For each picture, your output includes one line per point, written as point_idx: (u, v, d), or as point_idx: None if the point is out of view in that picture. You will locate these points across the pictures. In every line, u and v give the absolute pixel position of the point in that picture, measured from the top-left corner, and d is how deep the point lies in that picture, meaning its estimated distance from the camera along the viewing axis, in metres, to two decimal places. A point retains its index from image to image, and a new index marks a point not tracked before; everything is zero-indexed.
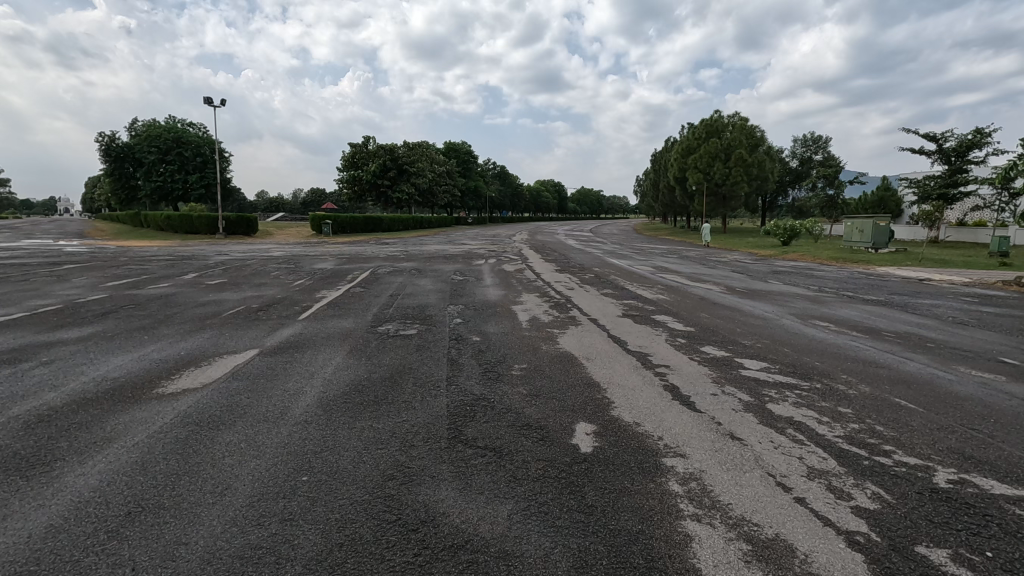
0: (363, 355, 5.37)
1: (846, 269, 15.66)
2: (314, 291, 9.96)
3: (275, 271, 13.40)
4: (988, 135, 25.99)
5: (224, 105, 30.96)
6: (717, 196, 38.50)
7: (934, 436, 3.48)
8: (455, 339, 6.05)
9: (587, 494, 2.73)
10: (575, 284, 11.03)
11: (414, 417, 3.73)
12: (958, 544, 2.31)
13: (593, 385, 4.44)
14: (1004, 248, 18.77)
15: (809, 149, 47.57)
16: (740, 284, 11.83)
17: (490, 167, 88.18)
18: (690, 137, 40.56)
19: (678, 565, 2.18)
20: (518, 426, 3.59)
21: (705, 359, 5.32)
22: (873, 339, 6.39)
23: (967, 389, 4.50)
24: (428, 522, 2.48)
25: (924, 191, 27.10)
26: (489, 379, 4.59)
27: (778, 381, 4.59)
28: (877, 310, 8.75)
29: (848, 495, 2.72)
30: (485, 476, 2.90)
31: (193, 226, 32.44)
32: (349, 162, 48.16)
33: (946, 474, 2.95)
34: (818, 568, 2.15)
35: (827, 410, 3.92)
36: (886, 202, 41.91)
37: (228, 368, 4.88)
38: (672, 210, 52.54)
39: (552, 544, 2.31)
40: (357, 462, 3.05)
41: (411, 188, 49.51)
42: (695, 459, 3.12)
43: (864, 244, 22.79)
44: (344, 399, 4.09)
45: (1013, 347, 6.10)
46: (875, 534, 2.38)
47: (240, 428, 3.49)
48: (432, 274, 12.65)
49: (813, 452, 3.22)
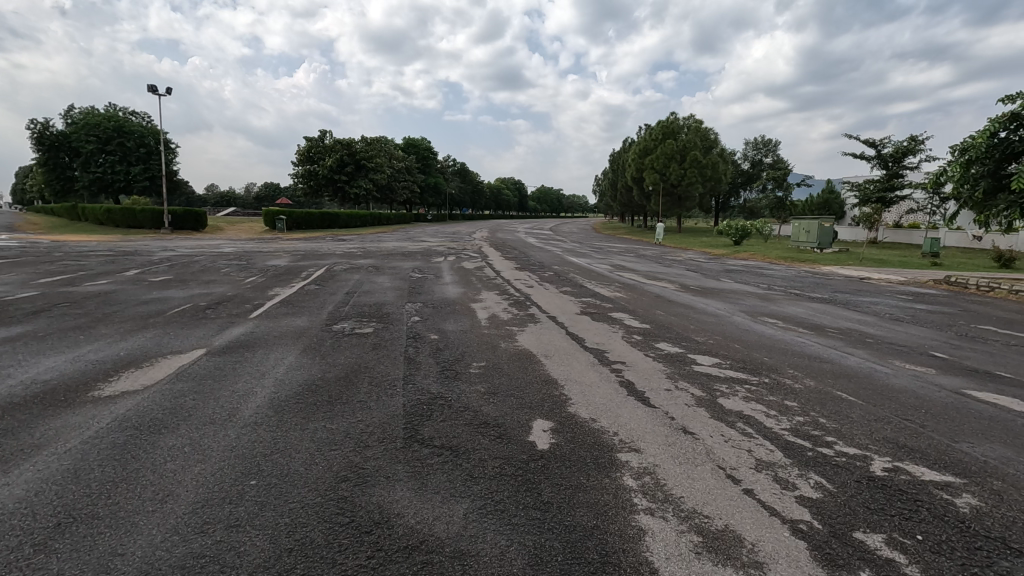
0: (317, 355, 5.23)
1: (794, 270, 16.28)
2: (268, 288, 9.62)
3: (226, 268, 12.84)
4: (921, 143, 27.59)
5: (169, 94, 29.54)
6: (672, 197, 39.37)
7: (871, 426, 3.66)
8: (413, 338, 5.97)
9: (543, 490, 2.74)
10: (535, 282, 11.04)
11: (369, 417, 3.65)
12: (891, 528, 2.44)
13: (551, 382, 4.48)
14: (936, 249, 20.02)
15: (759, 152, 49.19)
16: (694, 282, 12.13)
17: (450, 162, 86.69)
18: (647, 138, 41.18)
19: (633, 559, 2.21)
20: (475, 424, 3.57)
21: (661, 356, 5.40)
22: (817, 335, 6.67)
23: (902, 381, 4.77)
24: (383, 523, 2.43)
25: (864, 194, 28.55)
26: (447, 378, 4.53)
27: (727, 376, 4.75)
28: (822, 307, 9.14)
29: (792, 485, 2.83)
30: (441, 476, 2.87)
31: (137, 220, 30.92)
32: (305, 156, 46.95)
33: (881, 462, 3.11)
34: (764, 557, 2.23)
35: (773, 403, 4.07)
36: (830, 203, 43.91)
37: (172, 369, 4.66)
38: (629, 209, 53.25)
39: (508, 542, 2.31)
40: (309, 465, 2.96)
41: (369, 184, 48.48)
42: (649, 454, 3.18)
43: (810, 244, 23.77)
44: (296, 400, 3.97)
45: (942, 342, 6.50)
46: (817, 522, 2.48)
47: (184, 431, 3.34)
48: (390, 272, 12.44)
49: (761, 444, 3.34)
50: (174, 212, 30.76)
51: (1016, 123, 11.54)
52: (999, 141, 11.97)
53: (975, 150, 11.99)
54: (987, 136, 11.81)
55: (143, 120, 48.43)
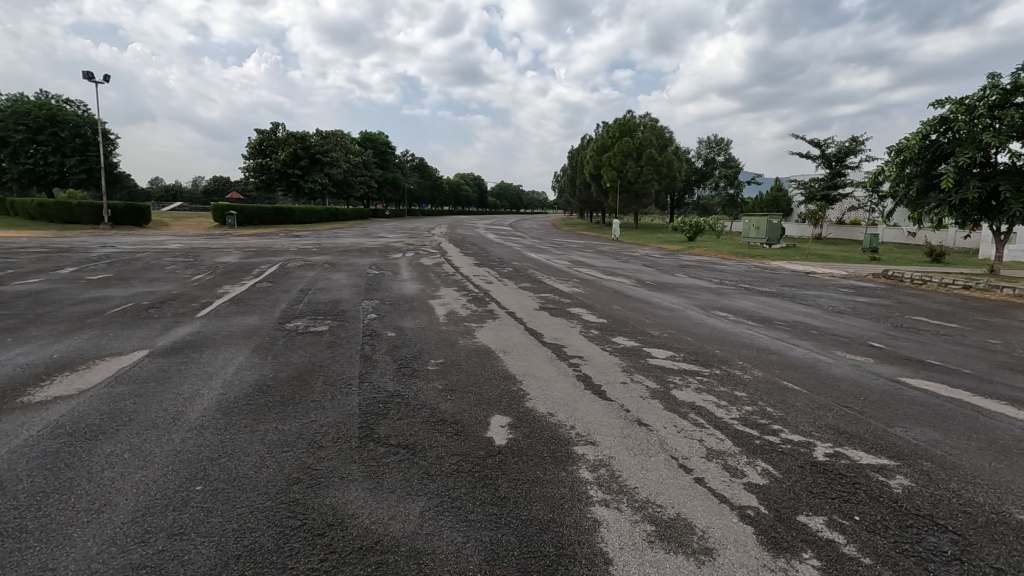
0: (268, 354, 5.07)
1: (744, 265, 16.88)
2: (216, 286, 9.27)
3: (170, 265, 12.28)
4: (862, 143, 28.97)
5: (107, 81, 27.96)
6: (630, 194, 40.05)
7: (815, 414, 3.84)
8: (369, 335, 5.86)
9: (500, 486, 2.74)
10: (494, 278, 11.02)
11: (323, 418, 3.57)
12: (831, 510, 2.56)
13: (509, 377, 4.49)
14: (875, 244, 21.10)
15: (712, 150, 50.65)
16: (650, 277, 12.39)
17: (408, 158, 85.40)
18: (605, 135, 41.74)
19: (587, 551, 2.24)
20: (432, 422, 3.54)
21: (618, 350, 5.49)
22: (765, 327, 6.93)
23: (843, 370, 5.02)
24: (336, 525, 2.38)
25: (810, 192, 29.79)
26: (404, 376, 4.48)
27: (681, 368, 4.88)
28: (771, 300, 9.50)
29: (741, 473, 2.93)
30: (397, 475, 2.83)
31: (73, 215, 29.21)
32: (257, 149, 45.37)
33: (823, 448, 3.26)
34: (714, 543, 2.30)
35: (724, 394, 4.20)
36: (779, 201, 45.60)
37: (112, 372, 4.43)
38: (588, 206, 53.88)
39: (464, 539, 2.30)
40: (259, 468, 2.86)
41: (325, 179, 47.29)
42: (605, 446, 3.23)
43: (759, 240, 24.65)
44: (246, 401, 3.84)
45: (879, 333, 6.87)
46: (764, 507, 2.58)
47: (123, 437, 3.18)
48: (345, 268, 12.18)
49: (712, 434, 3.44)
50: (114, 206, 29.20)
51: (944, 126, 12.42)
52: (930, 143, 12.76)
53: (910, 151, 12.71)
54: (919, 138, 12.55)
55: (78, 109, 45.68)
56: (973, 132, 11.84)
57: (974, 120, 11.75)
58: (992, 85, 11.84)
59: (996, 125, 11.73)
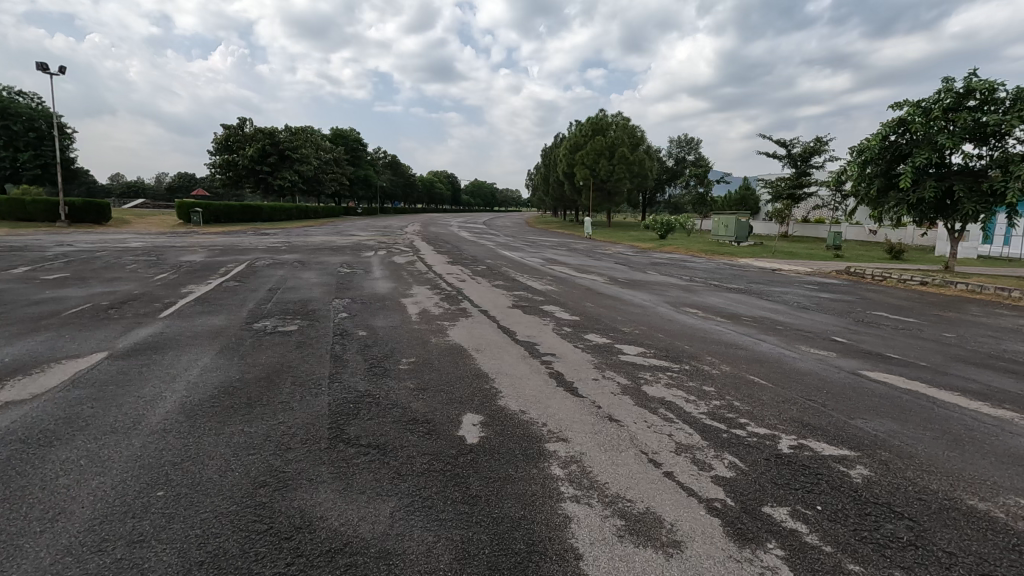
0: (235, 355, 4.96)
1: (714, 263, 17.19)
2: (180, 285, 9.02)
3: (132, 264, 11.88)
4: (826, 144, 29.80)
5: (62, 73, 26.83)
6: (602, 192, 40.38)
7: (780, 407, 3.94)
8: (340, 335, 5.78)
9: (472, 484, 2.73)
10: (467, 276, 10.99)
11: (291, 419, 3.50)
12: (795, 501, 2.63)
13: (482, 375, 4.49)
14: (838, 242, 21.77)
15: (683, 149, 51.44)
16: (622, 275, 12.53)
17: (381, 154, 84.35)
18: (577, 134, 41.98)
19: (558, 546, 2.25)
20: (403, 421, 3.51)
21: (590, 347, 5.53)
22: (733, 323, 7.08)
23: (807, 364, 5.16)
24: (304, 527, 2.34)
25: (776, 190, 30.52)
26: (375, 375, 4.44)
27: (652, 364, 4.94)
28: (739, 297, 9.71)
29: (709, 466, 2.99)
30: (368, 475, 2.80)
31: (27, 212, 28.02)
32: (223, 145, 44.21)
33: (788, 440, 3.35)
34: (681, 536, 2.34)
35: (693, 389, 4.28)
36: (747, 199, 46.60)
37: (68, 375, 4.27)
38: (561, 204, 54.13)
39: (435, 538, 2.28)
40: (224, 471, 2.80)
41: (294, 175, 46.38)
42: (576, 442, 3.26)
43: (728, 238, 25.15)
44: (211, 403, 3.74)
45: (841, 327, 7.10)
46: (730, 499, 2.63)
47: (79, 443, 3.06)
48: (316, 267, 11.98)
49: (681, 428, 3.49)
50: (72, 202, 28.12)
51: (903, 128, 12.86)
52: (889, 144, 13.20)
53: (870, 151, 13.14)
54: (879, 139, 12.99)
55: (32, 101, 43.78)
56: (930, 134, 12.31)
57: (930, 122, 12.21)
58: (947, 88, 12.32)
59: (950, 127, 12.21)
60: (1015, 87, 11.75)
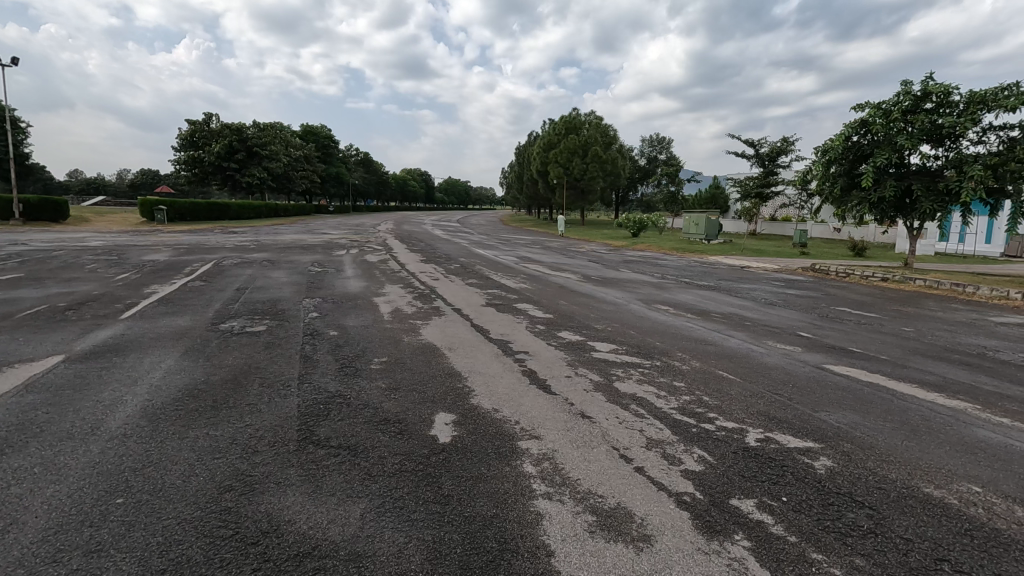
0: (200, 356, 4.82)
1: (685, 260, 17.45)
2: (143, 286, 8.75)
3: (91, 264, 11.45)
4: (792, 144, 30.54)
5: (14, 65, 25.69)
6: (576, 190, 40.61)
7: (748, 401, 4.02)
8: (310, 335, 5.68)
9: (444, 483, 2.72)
10: (441, 274, 10.92)
11: (259, 421, 3.43)
12: (761, 493, 2.69)
13: (455, 374, 4.47)
14: (804, 240, 22.35)
15: (654, 148, 52.11)
16: (595, 272, 12.64)
17: (352, 151, 83.02)
18: (551, 132, 42.11)
19: (530, 544, 2.26)
20: (374, 422, 3.47)
21: (563, 344, 5.56)
22: (703, 320, 7.21)
23: (774, 359, 5.29)
24: (271, 532, 2.30)
25: (745, 189, 31.15)
26: (345, 376, 4.37)
27: (624, 361, 4.99)
28: (709, 294, 9.89)
29: (678, 461, 3.03)
30: (337, 477, 2.76)
31: None
32: (188, 141, 42.97)
33: (755, 433, 3.42)
34: (652, 530, 2.37)
35: (664, 384, 4.34)
36: (717, 198, 47.47)
37: (21, 380, 4.09)
38: (535, 202, 54.26)
39: (406, 539, 2.27)
40: (188, 477, 2.72)
41: (263, 172, 45.39)
42: (549, 439, 3.27)
43: (699, 236, 25.57)
44: (175, 407, 3.63)
45: (807, 323, 7.29)
46: (699, 492, 2.68)
47: (33, 450, 2.94)
48: (285, 265, 11.75)
49: (652, 424, 3.54)
50: (27, 200, 26.99)
51: (864, 129, 13.28)
52: (851, 144, 13.59)
53: (834, 151, 13.53)
54: (842, 139, 13.38)
55: None
56: (890, 135, 12.73)
57: (890, 124, 12.64)
58: (905, 91, 12.75)
59: (909, 129, 12.65)
60: (969, 90, 12.23)
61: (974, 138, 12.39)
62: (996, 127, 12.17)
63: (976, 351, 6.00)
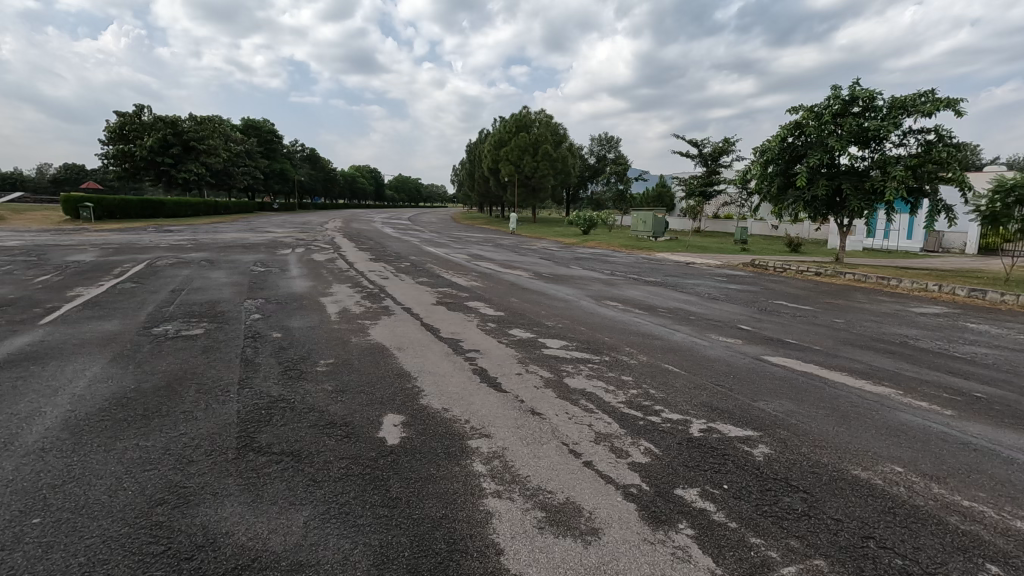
0: (130, 363, 4.53)
1: (633, 257, 17.86)
2: (67, 288, 8.15)
3: (6, 266, 10.59)
4: (733, 144, 31.72)
5: None
6: (527, 188, 40.79)
7: (691, 393, 4.15)
8: (252, 337, 5.46)
9: (392, 486, 2.67)
10: (391, 273, 10.74)
11: (195, 430, 3.26)
12: (704, 482, 2.78)
13: (404, 374, 4.40)
14: (745, 236, 23.28)
15: (603, 147, 53.03)
16: (546, 269, 12.73)
17: (297, 147, 80.35)
18: (501, 130, 42.11)
19: (479, 543, 2.24)
20: (319, 425, 3.37)
21: (513, 342, 5.57)
22: (650, 315, 7.40)
23: (716, 351, 5.50)
24: (207, 545, 2.19)
25: (689, 188, 32.13)
26: (289, 379, 4.22)
27: (574, 357, 5.05)
28: (655, 289, 10.15)
29: (626, 453, 3.09)
30: (280, 484, 2.66)
31: None
32: (117, 134, 40.39)
33: (698, 424, 3.54)
34: (600, 523, 2.40)
35: (612, 379, 4.43)
36: (663, 196, 48.80)
37: None
38: (486, 199, 54.20)
39: (351, 545, 2.21)
40: (115, 491, 2.55)
41: (201, 168, 43.21)
42: (498, 437, 3.27)
43: (646, 234, 26.20)
44: (100, 417, 3.40)
45: (746, 316, 7.61)
46: (645, 484, 2.74)
47: None
48: (225, 266, 11.23)
49: (600, 418, 3.59)
50: None
51: (799, 130, 13.95)
52: (787, 145, 14.27)
53: (771, 152, 14.18)
54: (779, 140, 14.03)
55: None
56: (822, 137, 13.44)
57: (822, 126, 13.33)
58: (835, 95, 13.48)
59: (838, 131, 13.39)
60: (890, 96, 13.08)
61: (896, 141, 13.27)
62: (915, 131, 13.08)
63: (899, 340, 6.42)
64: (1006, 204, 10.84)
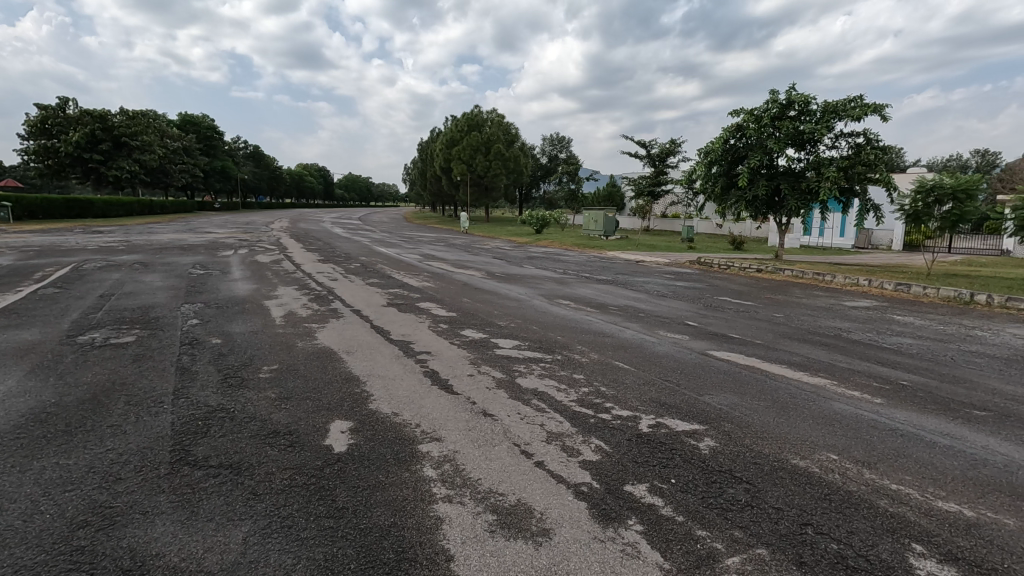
0: (51, 375, 4.21)
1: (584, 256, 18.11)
2: None
3: None
4: (679, 146, 32.64)
5: None
6: (480, 187, 40.71)
7: (640, 389, 4.23)
8: (189, 344, 5.18)
9: (338, 496, 2.58)
10: (339, 274, 10.48)
11: (124, 445, 3.05)
12: (652, 477, 2.82)
13: (352, 379, 4.27)
14: (691, 235, 24.03)
15: (555, 148, 53.53)
16: (499, 269, 12.71)
17: (240, 144, 77.22)
18: (453, 129, 41.89)
19: (428, 550, 2.20)
20: (261, 435, 3.22)
21: (465, 342, 5.52)
22: (601, 313, 7.50)
23: (664, 348, 5.62)
24: (134, 569, 2.05)
25: (638, 188, 32.85)
26: (229, 387, 4.02)
27: (526, 357, 5.05)
28: (606, 288, 10.29)
29: (577, 452, 3.10)
30: (217, 499, 2.52)
31: None
32: (39, 129, 37.71)
33: (647, 420, 3.60)
34: (551, 523, 2.40)
35: (564, 377, 4.46)
36: (614, 196, 49.75)
37: None
38: (439, 199, 53.74)
39: (293, 560, 2.12)
40: (30, 516, 2.35)
41: (134, 165, 40.89)
42: (450, 441, 3.22)
43: (597, 233, 26.64)
44: (14, 435, 3.13)
45: (693, 312, 7.82)
46: (596, 482, 2.76)
47: None
48: (161, 268, 10.65)
49: (552, 418, 3.59)
50: None
51: (740, 133, 14.50)
52: (729, 146, 14.79)
53: (715, 153, 14.67)
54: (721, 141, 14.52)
55: None
56: (761, 139, 14.00)
57: (761, 128, 13.87)
58: (773, 99, 14.08)
59: (776, 133, 14.00)
60: (823, 101, 13.80)
61: (828, 143, 13.98)
62: (845, 134, 13.83)
63: (833, 333, 6.76)
64: (927, 203, 11.59)
